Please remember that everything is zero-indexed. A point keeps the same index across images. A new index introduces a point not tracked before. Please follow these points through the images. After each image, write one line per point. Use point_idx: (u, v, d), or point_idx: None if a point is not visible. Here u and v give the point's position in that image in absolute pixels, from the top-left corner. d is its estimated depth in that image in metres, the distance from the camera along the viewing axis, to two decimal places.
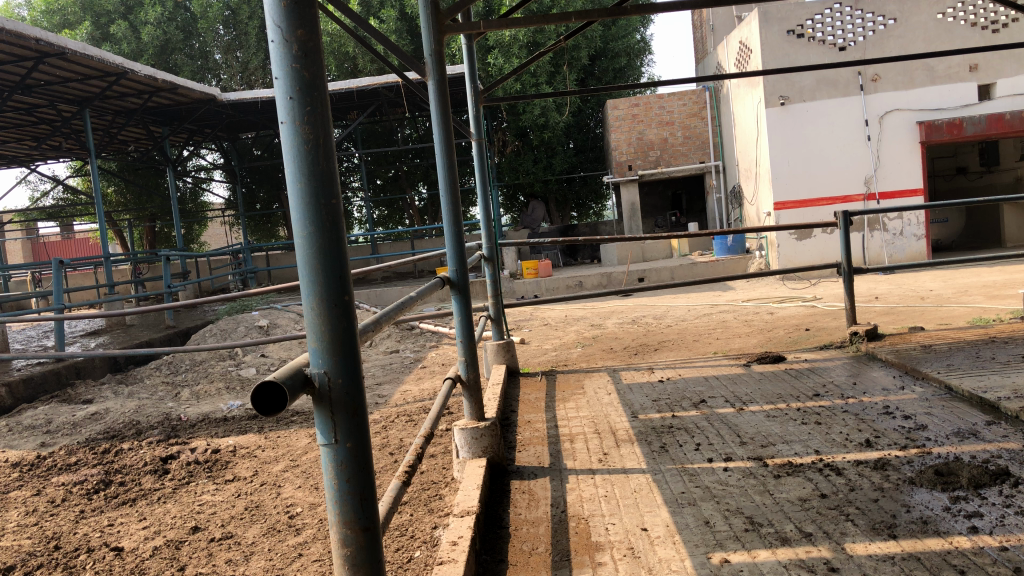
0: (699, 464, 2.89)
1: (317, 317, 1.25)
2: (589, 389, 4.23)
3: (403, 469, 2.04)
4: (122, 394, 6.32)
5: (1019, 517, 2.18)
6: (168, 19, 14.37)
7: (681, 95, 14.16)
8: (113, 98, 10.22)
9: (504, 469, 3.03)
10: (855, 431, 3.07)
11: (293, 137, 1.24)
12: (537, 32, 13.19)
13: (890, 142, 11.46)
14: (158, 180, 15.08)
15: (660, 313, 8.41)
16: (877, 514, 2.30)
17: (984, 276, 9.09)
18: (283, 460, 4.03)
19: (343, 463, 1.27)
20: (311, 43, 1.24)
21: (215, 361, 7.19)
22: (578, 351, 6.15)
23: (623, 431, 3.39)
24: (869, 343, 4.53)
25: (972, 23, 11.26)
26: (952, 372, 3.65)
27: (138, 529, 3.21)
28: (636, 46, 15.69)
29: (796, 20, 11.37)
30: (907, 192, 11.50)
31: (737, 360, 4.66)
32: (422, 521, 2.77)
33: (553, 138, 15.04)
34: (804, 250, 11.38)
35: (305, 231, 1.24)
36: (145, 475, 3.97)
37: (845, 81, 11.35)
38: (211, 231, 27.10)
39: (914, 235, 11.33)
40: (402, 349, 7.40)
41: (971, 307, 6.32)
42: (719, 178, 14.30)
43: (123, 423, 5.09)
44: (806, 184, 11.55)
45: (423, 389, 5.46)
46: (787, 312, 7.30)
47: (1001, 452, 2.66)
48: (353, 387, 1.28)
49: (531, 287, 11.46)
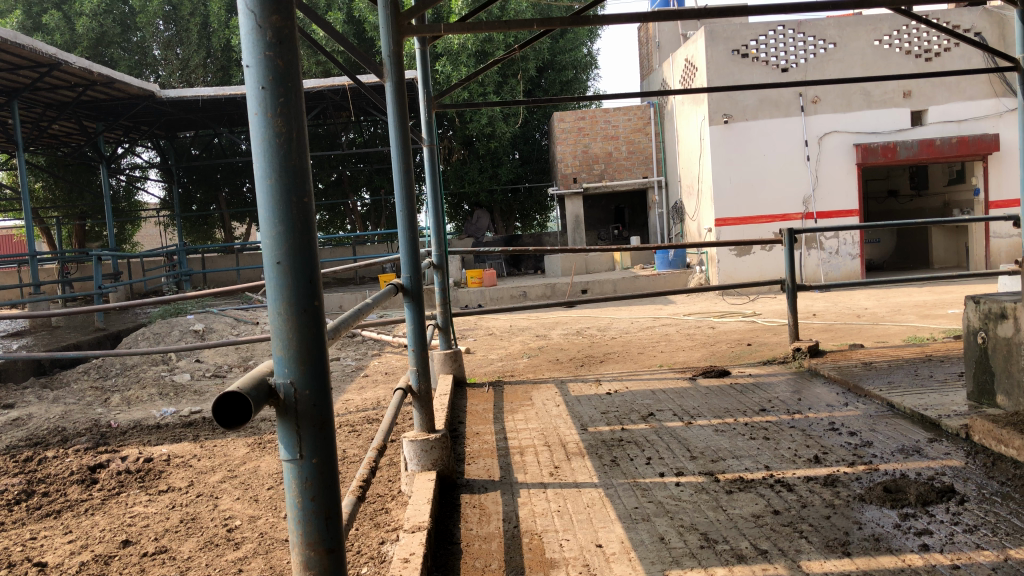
0: (651, 478, 2.87)
1: (285, 323, 1.18)
2: (537, 401, 4.19)
3: (358, 483, 1.96)
4: (47, 399, 6.03)
5: (967, 535, 2.21)
6: (104, 11, 13.94)
7: (627, 111, 14.30)
8: (44, 89, 9.83)
9: (453, 483, 2.96)
10: (802, 447, 3.09)
11: (264, 130, 1.16)
12: (486, 41, 13.12)
13: (828, 162, 11.77)
14: (89, 177, 14.54)
15: (604, 325, 8.43)
16: (830, 531, 2.31)
17: (916, 296, 9.39)
18: (220, 470, 3.89)
19: (308, 481, 1.20)
20: (285, 31, 1.18)
21: (147, 366, 6.94)
22: (524, 362, 6.11)
23: (572, 443, 3.36)
24: (812, 359, 4.60)
25: (907, 50, 11.63)
26: (893, 389, 3.71)
27: (64, 543, 3.05)
28: (583, 60, 15.86)
29: (741, 40, 11.58)
30: (843, 212, 11.81)
31: (682, 374, 4.68)
32: (370, 536, 2.69)
33: (499, 148, 15.06)
34: (742, 266, 11.59)
35: (274, 231, 1.17)
36: (70, 485, 3.78)
37: (786, 101, 11.65)
38: (145, 230, 26.40)
39: (849, 254, 11.66)
40: (343, 357, 7.26)
41: (905, 327, 6.46)
42: (662, 194, 14.47)
43: (48, 430, 4.85)
44: (746, 201, 11.77)
45: (365, 398, 5.35)
46: (728, 327, 7.40)
47: (945, 469, 2.71)
48: (321, 398, 1.21)
49: (475, 296, 11.42)
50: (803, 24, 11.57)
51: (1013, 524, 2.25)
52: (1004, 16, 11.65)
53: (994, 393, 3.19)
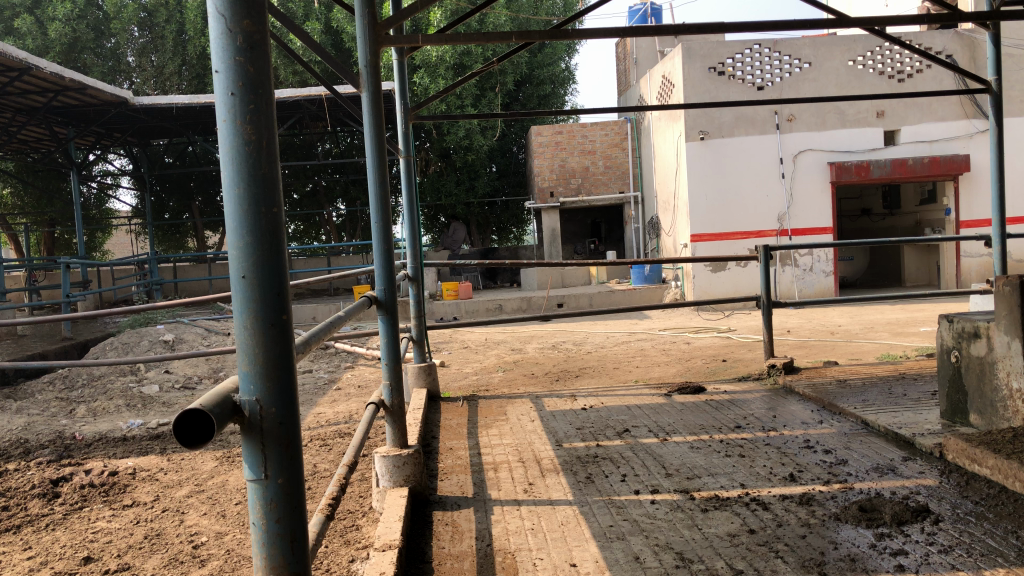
0: (626, 496, 2.84)
1: (251, 338, 1.13)
2: (512, 416, 4.15)
3: (326, 503, 1.90)
4: (10, 409, 5.89)
5: (942, 555, 2.20)
6: (78, 16, 13.79)
7: (604, 125, 14.36)
8: (14, 94, 9.67)
9: (425, 499, 2.91)
10: (778, 465, 3.08)
11: (232, 138, 1.13)
12: (464, 54, 13.11)
13: (802, 180, 11.88)
14: (59, 184, 14.33)
15: (580, 339, 8.42)
16: (805, 550, 2.30)
17: (888, 313, 9.48)
18: (187, 484, 3.81)
19: (272, 502, 1.15)
20: (256, 36, 1.14)
21: (114, 376, 6.81)
22: (499, 375, 6.08)
23: (547, 460, 3.32)
24: (786, 376, 4.61)
25: (880, 71, 11.82)
26: (868, 407, 3.71)
27: (23, 559, 2.96)
28: (561, 75, 15.91)
29: (717, 58, 11.69)
30: (817, 230, 11.90)
31: (658, 390, 4.66)
32: (339, 553, 2.63)
33: (476, 161, 15.05)
34: (717, 282, 11.65)
35: (241, 242, 1.12)
36: (31, 499, 3.68)
37: (762, 119, 11.77)
38: (115, 239, 26.11)
39: (823, 271, 11.78)
40: (316, 369, 7.18)
41: (878, 344, 6.51)
42: (638, 209, 14.53)
43: (9, 442, 4.73)
44: (722, 217, 11.84)
45: (337, 411, 5.28)
46: (703, 343, 7.41)
47: (919, 488, 2.70)
48: (287, 417, 1.16)
49: (451, 309, 11.40)
50: (778, 43, 11.70)
51: (987, 544, 2.24)
52: (975, 39, 11.87)
53: (967, 412, 3.21)
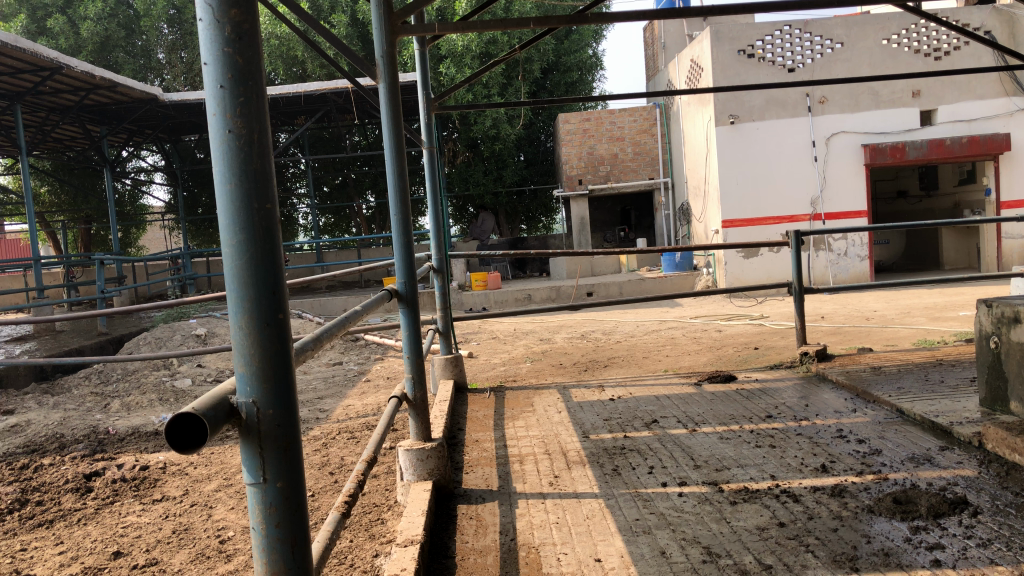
0: (653, 488, 2.79)
1: (246, 339, 1.10)
2: (538, 407, 4.11)
3: (342, 500, 1.86)
4: (47, 404, 5.99)
5: (980, 550, 2.12)
6: (109, 15, 13.93)
7: (633, 111, 14.20)
8: (47, 94, 9.80)
9: (450, 493, 2.89)
10: (809, 455, 3.01)
11: (221, 131, 1.10)
12: (490, 43, 13.05)
13: (837, 163, 11.66)
14: (94, 181, 14.55)
15: (610, 328, 8.36)
16: (837, 545, 2.23)
17: (926, 298, 9.29)
18: (216, 478, 3.83)
19: (272, 506, 1.13)
20: (246, 26, 1.11)
21: (148, 371, 6.90)
22: (527, 366, 6.05)
23: (573, 452, 3.28)
24: (819, 364, 4.51)
25: (916, 49, 11.56)
26: (903, 395, 3.62)
27: (54, 554, 2.99)
28: (588, 61, 15.81)
29: (746, 40, 11.50)
30: (852, 213, 11.68)
31: (688, 379, 4.59)
32: (363, 548, 2.62)
33: (504, 150, 15.03)
34: (750, 268, 11.51)
35: (234, 240, 1.09)
36: (65, 494, 3.72)
37: (793, 102, 11.56)
38: (150, 235, 26.59)
39: (858, 256, 11.57)
40: (346, 362, 7.22)
41: (915, 329, 6.36)
42: (668, 196, 14.41)
43: (45, 437, 4.80)
44: (754, 202, 11.67)
45: (366, 404, 5.29)
46: (735, 330, 7.31)
47: (958, 480, 2.61)
48: (285, 418, 1.14)
49: (480, 299, 11.42)
50: (810, 23, 11.46)
51: None
52: (1014, 14, 11.54)
53: (1007, 400, 3.10)
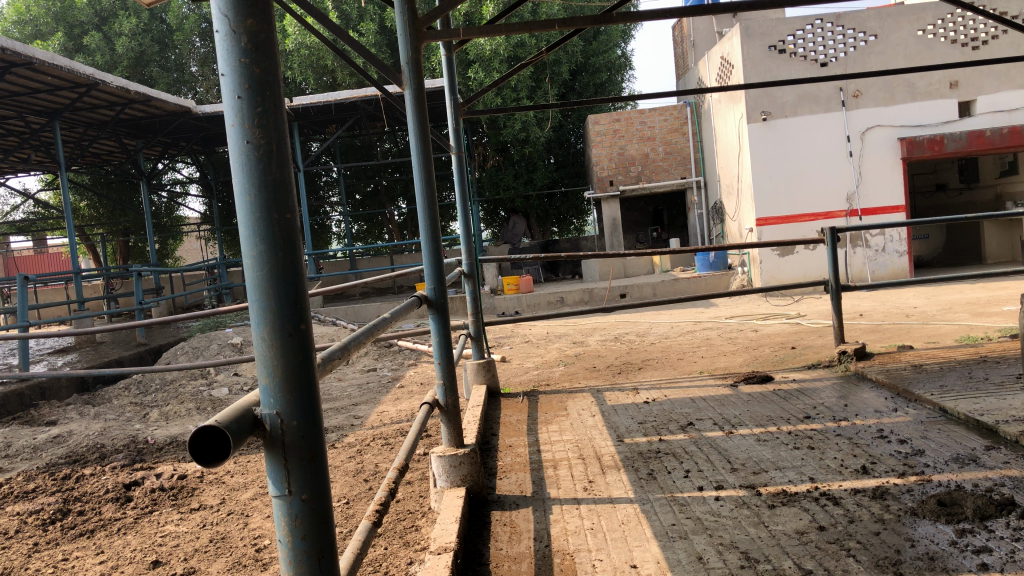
0: (689, 493, 2.75)
1: (268, 350, 1.10)
2: (572, 411, 4.08)
3: (373, 508, 1.84)
4: (88, 415, 6.08)
5: None
6: (143, 30, 14.21)
7: (663, 111, 14.09)
8: (84, 109, 9.99)
9: (484, 499, 2.87)
10: (849, 457, 2.94)
11: (239, 142, 1.09)
12: (518, 46, 13.08)
13: (872, 157, 11.47)
14: (131, 194, 14.81)
15: (644, 330, 8.31)
16: (879, 548, 2.17)
17: (967, 293, 9.10)
18: (252, 486, 3.85)
19: (298, 518, 1.12)
20: (262, 36, 1.10)
21: (186, 380, 6.99)
22: (560, 370, 6.02)
23: (608, 456, 3.25)
24: (858, 363, 4.42)
25: (952, 39, 11.34)
26: (946, 394, 3.52)
27: (95, 564, 3.02)
28: (617, 61, 15.75)
29: (777, 36, 11.40)
30: (889, 208, 11.48)
31: (724, 380, 4.51)
32: (398, 555, 2.62)
33: (533, 153, 15.01)
34: (785, 266, 11.36)
35: (255, 250, 1.09)
36: (106, 503, 3.77)
37: (826, 96, 11.39)
38: (188, 246, 26.98)
39: (896, 251, 11.36)
40: (380, 368, 7.25)
41: (957, 326, 6.23)
42: (700, 195, 14.29)
43: (86, 447, 4.87)
44: (788, 199, 11.53)
45: (400, 410, 5.29)
46: (771, 330, 7.22)
47: (1004, 480, 2.53)
48: (310, 429, 1.13)
49: (512, 303, 11.41)
50: (841, 17, 11.28)
51: None
52: None
53: None
